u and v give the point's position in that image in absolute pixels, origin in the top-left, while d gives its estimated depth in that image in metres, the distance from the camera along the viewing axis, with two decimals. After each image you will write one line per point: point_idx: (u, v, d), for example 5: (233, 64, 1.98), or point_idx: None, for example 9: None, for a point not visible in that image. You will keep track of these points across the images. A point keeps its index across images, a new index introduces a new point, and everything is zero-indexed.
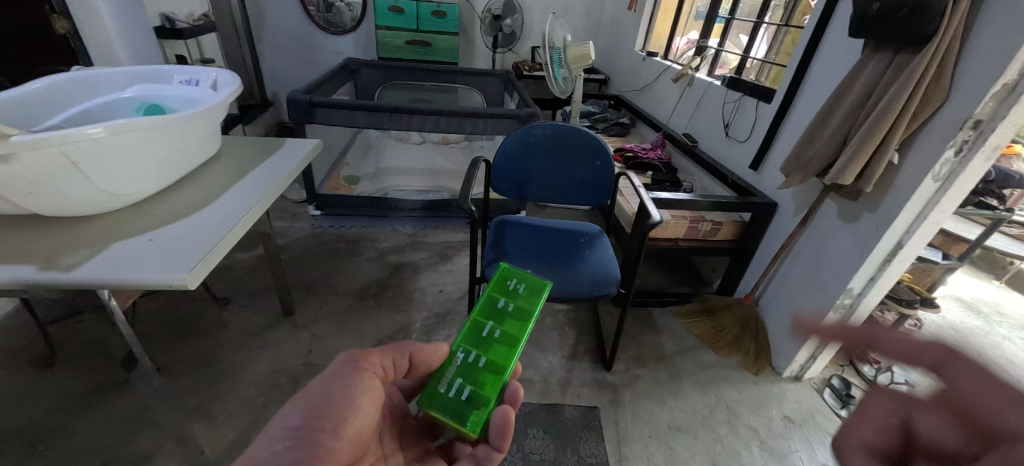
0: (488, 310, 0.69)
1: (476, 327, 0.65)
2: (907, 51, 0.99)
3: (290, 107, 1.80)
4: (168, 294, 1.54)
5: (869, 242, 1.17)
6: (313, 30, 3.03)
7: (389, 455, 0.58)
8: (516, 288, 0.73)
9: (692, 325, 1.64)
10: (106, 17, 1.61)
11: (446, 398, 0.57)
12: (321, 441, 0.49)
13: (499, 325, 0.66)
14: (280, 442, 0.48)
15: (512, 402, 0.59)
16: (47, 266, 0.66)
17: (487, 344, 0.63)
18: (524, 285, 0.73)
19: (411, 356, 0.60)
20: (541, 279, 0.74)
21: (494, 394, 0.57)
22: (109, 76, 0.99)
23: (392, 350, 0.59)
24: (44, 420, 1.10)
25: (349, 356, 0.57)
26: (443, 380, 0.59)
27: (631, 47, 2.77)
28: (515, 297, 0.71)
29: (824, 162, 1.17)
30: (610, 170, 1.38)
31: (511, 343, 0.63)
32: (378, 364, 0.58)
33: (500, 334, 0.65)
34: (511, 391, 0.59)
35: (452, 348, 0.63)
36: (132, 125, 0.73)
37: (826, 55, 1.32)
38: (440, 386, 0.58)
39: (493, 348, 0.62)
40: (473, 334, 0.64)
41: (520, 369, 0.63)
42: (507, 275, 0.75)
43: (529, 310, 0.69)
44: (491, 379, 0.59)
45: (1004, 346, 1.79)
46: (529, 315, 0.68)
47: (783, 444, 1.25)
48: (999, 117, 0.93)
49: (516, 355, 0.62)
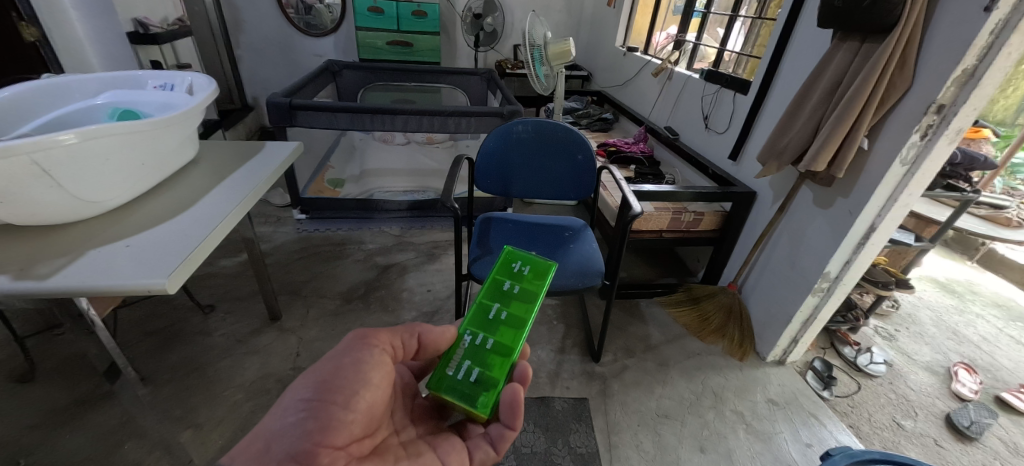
0: (494, 293, 0.69)
1: (483, 309, 0.66)
2: (872, 39, 1.03)
3: (271, 111, 1.79)
4: (151, 303, 1.52)
5: (843, 225, 1.21)
6: (292, 32, 3.00)
7: (401, 429, 0.59)
8: (521, 270, 0.73)
9: (678, 314, 1.67)
10: (76, 24, 1.57)
11: (455, 381, 0.58)
12: (333, 413, 0.50)
13: (505, 307, 0.66)
14: (293, 413, 0.49)
15: (521, 381, 0.59)
16: (20, 275, 0.65)
17: (494, 326, 0.64)
18: (529, 267, 0.73)
19: (420, 336, 0.60)
20: (547, 261, 0.74)
21: (502, 376, 0.58)
22: (80, 82, 0.98)
23: (402, 329, 0.60)
24: (25, 434, 1.08)
25: (358, 333, 0.57)
26: (451, 363, 0.59)
27: (612, 42, 2.79)
28: (520, 279, 0.71)
29: (798, 150, 1.21)
30: (592, 165, 1.40)
31: (518, 326, 0.64)
32: (388, 342, 0.58)
33: (506, 316, 0.65)
34: (519, 371, 0.60)
35: (459, 330, 0.63)
36: (105, 131, 0.73)
37: (798, 45, 1.35)
38: (449, 370, 0.59)
39: (500, 331, 0.63)
40: (480, 317, 0.65)
41: (527, 351, 0.64)
42: (512, 258, 0.75)
43: (535, 292, 0.69)
44: (499, 360, 0.60)
45: (977, 323, 1.85)
46: (536, 296, 0.68)
47: (767, 426, 1.28)
48: (961, 101, 0.97)
49: (523, 337, 0.62)
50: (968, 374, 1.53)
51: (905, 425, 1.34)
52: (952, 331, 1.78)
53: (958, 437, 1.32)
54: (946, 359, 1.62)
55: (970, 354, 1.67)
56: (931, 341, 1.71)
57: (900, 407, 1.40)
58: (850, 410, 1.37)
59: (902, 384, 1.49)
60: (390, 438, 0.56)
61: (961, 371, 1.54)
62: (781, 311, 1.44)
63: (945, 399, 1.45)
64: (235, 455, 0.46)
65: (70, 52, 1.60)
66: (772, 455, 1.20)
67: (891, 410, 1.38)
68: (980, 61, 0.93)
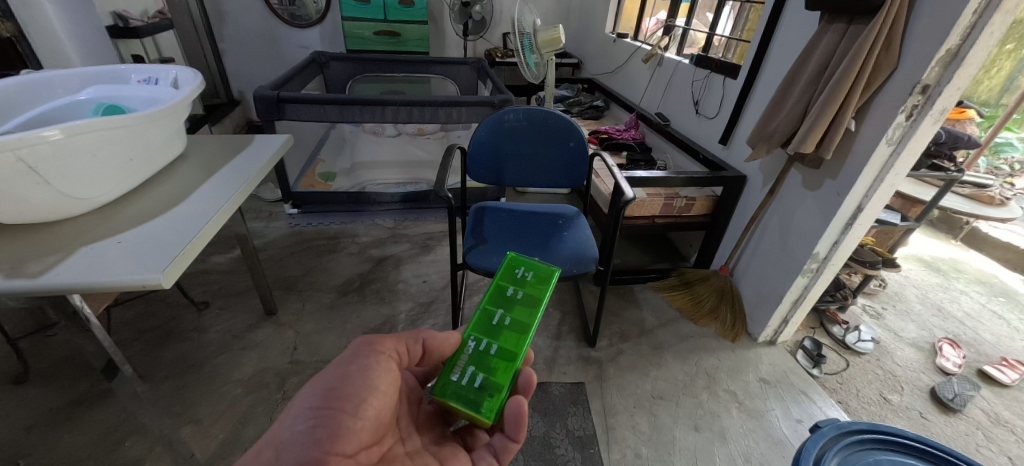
0: (497, 298, 0.69)
1: (486, 315, 0.66)
2: (860, 20, 1.03)
3: (257, 105, 1.76)
4: (144, 301, 1.50)
5: (831, 206, 1.23)
6: (277, 23, 2.94)
7: (407, 438, 0.58)
8: (524, 276, 0.72)
9: (671, 299, 1.70)
10: (53, 19, 1.53)
11: (459, 386, 0.58)
12: (341, 420, 0.50)
13: (508, 313, 0.66)
14: (302, 421, 0.50)
15: (525, 389, 0.59)
16: (12, 274, 0.65)
17: (498, 332, 0.64)
18: (532, 273, 0.72)
19: (424, 342, 0.61)
20: (550, 266, 0.73)
21: (506, 381, 0.58)
22: (61, 78, 0.96)
23: (407, 335, 0.60)
24: (23, 436, 1.08)
25: (364, 339, 0.57)
26: (455, 368, 0.60)
27: (602, 29, 2.77)
28: (523, 285, 0.70)
29: (787, 132, 1.21)
30: (584, 152, 1.40)
31: (521, 331, 0.63)
32: (393, 349, 0.58)
33: (509, 321, 0.65)
34: (524, 378, 0.60)
35: (463, 336, 0.63)
36: (91, 127, 0.72)
37: (786, 29, 1.36)
38: (453, 375, 0.59)
39: (504, 336, 0.63)
40: (484, 322, 0.65)
41: (531, 356, 0.64)
42: (515, 263, 0.74)
43: (538, 296, 0.68)
44: (503, 365, 0.60)
45: (961, 300, 1.90)
46: (539, 301, 0.68)
47: (759, 405, 1.31)
48: (944, 82, 0.99)
49: (527, 342, 0.62)
50: (952, 349, 1.58)
51: (892, 399, 1.38)
52: (937, 308, 1.83)
53: (943, 410, 1.36)
54: (932, 335, 1.67)
55: (954, 329, 1.72)
56: (917, 318, 1.76)
57: (887, 383, 1.44)
58: (838, 387, 1.41)
59: (889, 360, 1.53)
60: (395, 447, 0.56)
61: (945, 347, 1.59)
62: (771, 292, 1.46)
63: (929, 373, 1.49)
64: (245, 461, 0.46)
65: (48, 47, 1.56)
66: (764, 431, 1.23)
67: (879, 385, 1.43)
68: (963, 41, 0.94)
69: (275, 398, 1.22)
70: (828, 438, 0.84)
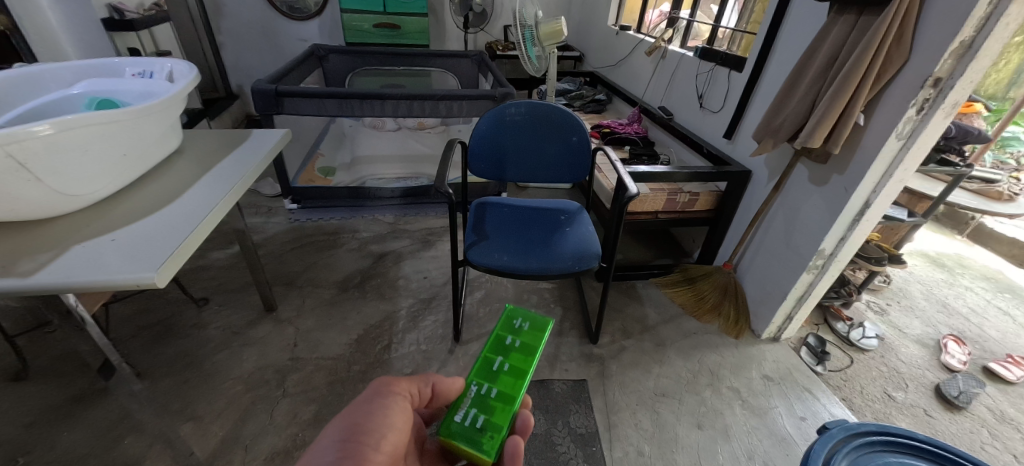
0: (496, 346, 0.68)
1: (487, 362, 0.65)
2: (870, 11, 1.01)
3: (256, 99, 1.73)
4: (143, 298, 1.50)
5: (839, 202, 1.21)
6: (275, 16, 2.90)
7: None
8: (522, 326, 0.71)
9: (674, 295, 1.69)
10: (46, 11, 1.50)
11: (462, 428, 0.56)
12: (364, 454, 0.49)
13: (507, 359, 0.65)
14: (329, 453, 0.47)
15: (523, 431, 0.59)
16: (3, 272, 0.63)
17: (497, 376, 0.63)
18: (529, 322, 0.71)
19: (433, 385, 0.59)
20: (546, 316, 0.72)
21: (505, 422, 0.57)
22: (53, 71, 0.94)
23: (417, 377, 0.59)
24: (22, 433, 1.07)
25: (380, 380, 0.57)
26: (458, 409, 0.58)
27: (604, 21, 2.73)
28: (521, 333, 0.70)
29: (794, 127, 1.19)
30: (587, 146, 1.38)
31: (520, 375, 0.63)
32: (406, 390, 0.57)
33: (508, 367, 0.64)
34: (521, 421, 0.59)
35: (465, 382, 0.62)
36: (82, 121, 0.70)
37: (793, 21, 1.33)
38: (455, 416, 0.58)
39: (503, 381, 0.62)
40: (484, 368, 0.64)
41: (530, 402, 0.63)
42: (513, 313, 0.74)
43: (536, 345, 0.68)
44: (502, 407, 0.59)
45: (967, 296, 1.88)
46: (537, 349, 0.67)
47: (762, 402, 1.30)
48: (957, 74, 0.96)
49: (525, 384, 0.62)
50: (957, 346, 1.56)
51: (897, 396, 1.37)
52: (942, 304, 1.81)
53: (948, 407, 1.35)
54: (936, 332, 1.66)
55: (959, 326, 1.70)
56: (922, 315, 1.74)
57: (891, 380, 1.43)
58: (843, 384, 1.40)
59: (893, 357, 1.52)
60: None
61: (950, 343, 1.57)
62: (775, 288, 1.45)
63: (934, 370, 1.48)
64: None
65: (43, 41, 1.53)
66: (768, 429, 1.22)
67: (883, 383, 1.41)
68: (977, 33, 0.92)
69: (275, 395, 1.21)
70: (836, 439, 0.83)
